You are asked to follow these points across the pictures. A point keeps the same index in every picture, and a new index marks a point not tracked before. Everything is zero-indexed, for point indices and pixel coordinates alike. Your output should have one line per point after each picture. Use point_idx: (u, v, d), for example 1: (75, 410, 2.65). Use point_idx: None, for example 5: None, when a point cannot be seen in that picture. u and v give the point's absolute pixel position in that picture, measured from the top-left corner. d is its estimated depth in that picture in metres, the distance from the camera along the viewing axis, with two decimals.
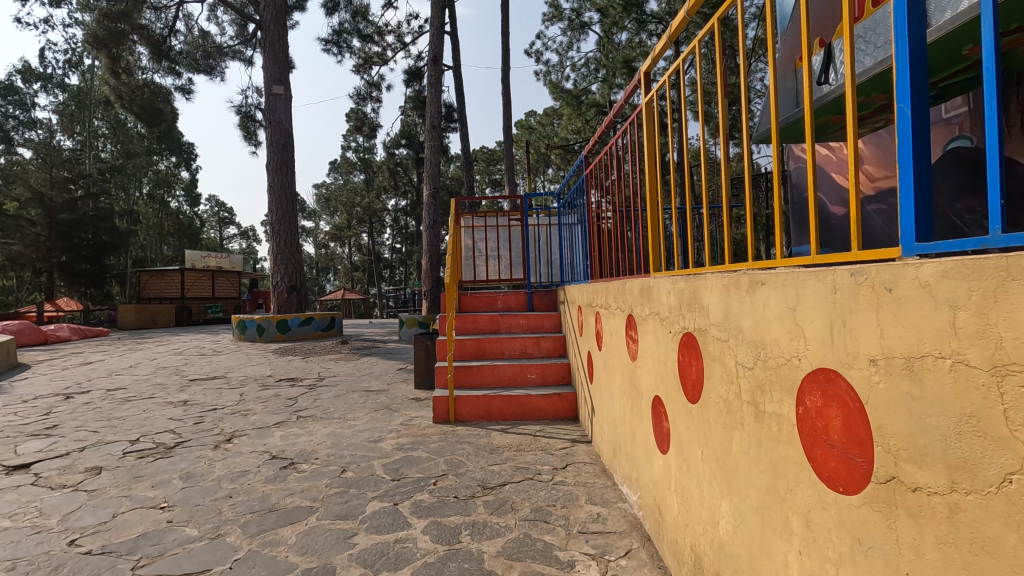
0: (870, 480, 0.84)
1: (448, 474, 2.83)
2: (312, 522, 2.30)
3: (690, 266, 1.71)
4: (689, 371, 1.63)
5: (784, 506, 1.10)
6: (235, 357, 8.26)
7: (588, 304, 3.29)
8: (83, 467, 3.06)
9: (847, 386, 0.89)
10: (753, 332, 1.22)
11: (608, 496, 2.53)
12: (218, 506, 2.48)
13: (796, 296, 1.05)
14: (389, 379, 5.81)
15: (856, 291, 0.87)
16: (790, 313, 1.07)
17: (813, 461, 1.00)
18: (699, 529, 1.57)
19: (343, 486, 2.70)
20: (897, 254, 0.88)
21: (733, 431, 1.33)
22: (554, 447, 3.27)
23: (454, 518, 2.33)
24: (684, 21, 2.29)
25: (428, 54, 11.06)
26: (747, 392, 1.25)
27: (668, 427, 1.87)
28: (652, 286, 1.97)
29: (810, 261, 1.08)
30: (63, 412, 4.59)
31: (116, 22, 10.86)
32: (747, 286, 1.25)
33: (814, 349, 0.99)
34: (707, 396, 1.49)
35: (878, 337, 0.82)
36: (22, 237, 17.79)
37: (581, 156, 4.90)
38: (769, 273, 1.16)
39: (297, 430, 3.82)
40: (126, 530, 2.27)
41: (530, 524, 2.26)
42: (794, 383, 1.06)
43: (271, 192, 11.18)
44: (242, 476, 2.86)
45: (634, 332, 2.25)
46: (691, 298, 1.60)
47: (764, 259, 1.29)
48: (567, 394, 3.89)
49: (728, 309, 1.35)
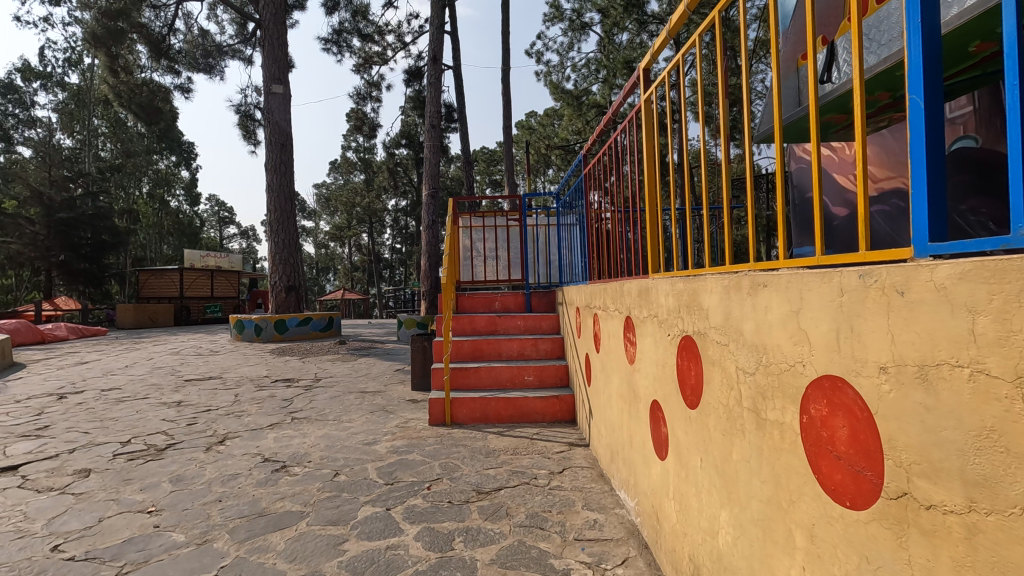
0: (879, 495, 0.79)
1: (443, 478, 2.78)
2: (302, 527, 2.25)
3: (690, 267, 1.65)
4: (688, 376, 1.58)
5: (787, 518, 1.04)
6: (232, 357, 8.21)
7: (586, 305, 3.24)
8: (72, 469, 3.01)
9: (854, 395, 0.85)
10: (754, 335, 1.17)
11: (605, 501, 2.48)
12: (207, 511, 2.43)
13: (800, 298, 1.00)
14: (386, 380, 5.76)
15: (864, 295, 0.82)
16: (794, 317, 1.02)
17: (818, 473, 0.95)
18: (697, 538, 1.52)
19: (336, 490, 2.65)
20: (908, 256, 0.83)
21: (733, 438, 1.28)
22: (551, 450, 3.22)
23: (447, 523, 2.28)
24: (683, 18, 2.23)
25: (428, 53, 11.03)
26: (748, 398, 1.20)
27: (666, 432, 1.82)
28: (650, 288, 1.92)
29: (814, 262, 1.02)
30: (55, 413, 4.54)
31: (115, 20, 10.82)
32: (748, 288, 1.20)
33: (819, 355, 0.94)
34: (706, 401, 1.44)
35: (888, 343, 0.77)
36: (21, 236, 17.75)
37: (580, 155, 4.85)
38: (771, 274, 1.11)
39: (291, 432, 3.77)
40: (112, 535, 2.22)
41: (525, 530, 2.21)
42: (798, 389, 1.01)
43: (270, 191, 11.14)
44: (233, 479, 2.81)
45: (631, 334, 2.20)
46: (690, 299, 1.55)
47: (765, 260, 1.24)
48: (565, 397, 3.84)
49: (728, 311, 1.29)
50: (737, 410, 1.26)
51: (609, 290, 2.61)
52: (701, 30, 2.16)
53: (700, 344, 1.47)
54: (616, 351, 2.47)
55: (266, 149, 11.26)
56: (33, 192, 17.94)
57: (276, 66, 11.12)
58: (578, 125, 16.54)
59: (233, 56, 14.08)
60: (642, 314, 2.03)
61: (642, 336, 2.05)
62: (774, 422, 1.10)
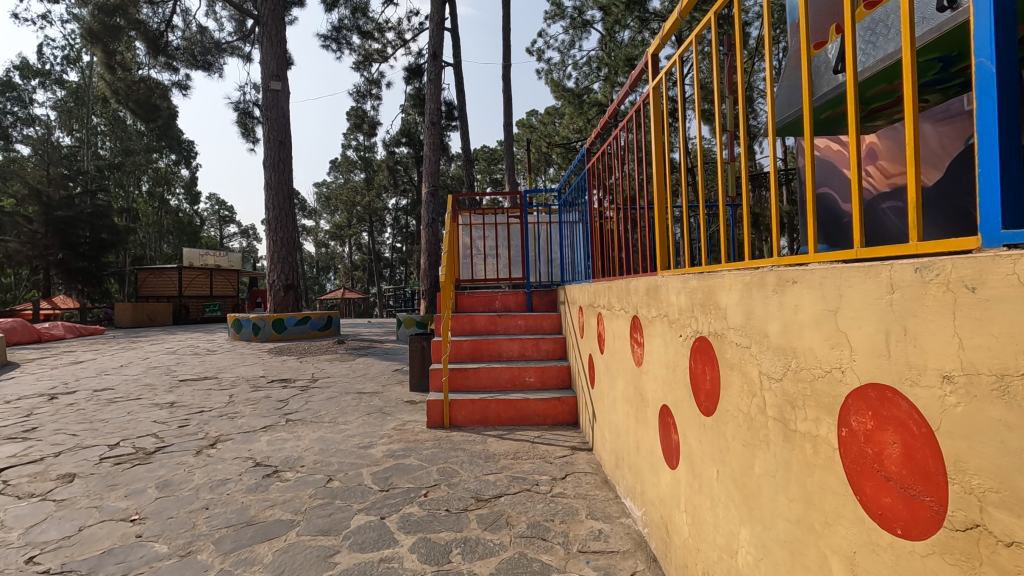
0: (942, 526, 0.68)
1: (440, 485, 2.67)
2: (291, 538, 2.14)
3: (704, 265, 1.54)
4: (701, 380, 1.47)
5: (820, 543, 0.93)
6: (229, 357, 8.09)
7: (589, 304, 3.13)
8: (56, 474, 2.90)
9: (909, 407, 0.73)
10: (781, 338, 1.06)
11: (610, 510, 2.36)
12: (192, 519, 2.32)
13: (839, 296, 0.88)
14: (384, 380, 5.64)
15: (923, 291, 0.70)
16: (830, 316, 0.91)
17: (861, 494, 0.83)
18: (713, 556, 1.41)
19: (328, 497, 2.54)
20: (971, 247, 0.72)
21: (756, 449, 1.17)
22: (553, 455, 3.11)
23: (445, 534, 2.17)
24: (686, 11, 2.10)
25: (428, 50, 10.92)
26: (773, 406, 1.09)
27: (677, 440, 1.70)
28: (658, 285, 1.82)
29: (852, 254, 0.91)
30: (44, 414, 4.43)
31: (112, 16, 10.69)
32: (774, 285, 1.08)
33: (862, 362, 0.83)
34: (724, 409, 1.32)
35: (955, 347, 0.66)
36: (19, 235, 17.63)
37: (581, 152, 4.72)
38: (802, 269, 0.99)
39: (284, 435, 3.66)
40: (91, 546, 2.10)
41: (526, 542, 2.10)
42: (835, 399, 0.90)
43: (269, 189, 11.02)
44: (222, 486, 2.70)
45: (639, 335, 2.09)
46: (705, 298, 1.43)
47: (790, 255, 1.12)
48: (567, 399, 3.73)
49: (750, 310, 1.18)
50: (759, 419, 1.15)
51: (614, 288, 2.50)
52: (706, 23, 2.05)
53: (716, 346, 1.36)
54: (621, 352, 2.36)
55: (264, 147, 11.14)
56: (30, 190, 17.82)
57: (274, 63, 11.00)
58: (580, 124, 16.42)
59: (232, 53, 13.95)
60: (650, 313, 1.92)
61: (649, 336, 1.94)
62: (804, 432, 0.98)
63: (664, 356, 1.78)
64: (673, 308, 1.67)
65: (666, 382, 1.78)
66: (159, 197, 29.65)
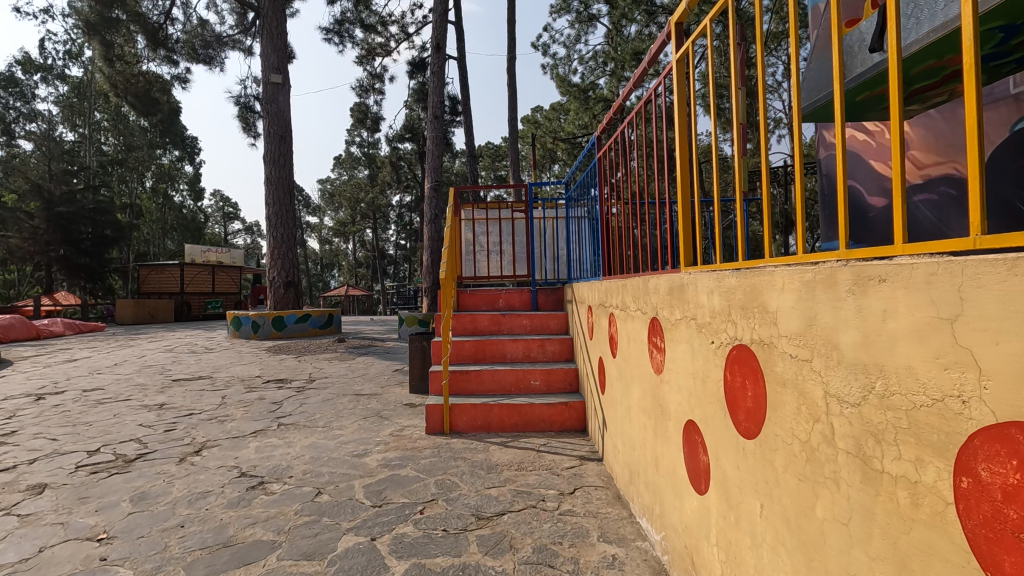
0: None
1: (437, 500, 2.46)
2: (271, 563, 1.92)
3: (741, 262, 1.31)
4: (739, 394, 1.25)
5: None
6: (226, 355, 7.90)
7: (600, 303, 2.90)
8: (26, 485, 2.70)
9: None
10: (859, 351, 0.83)
11: (624, 531, 2.14)
12: (164, 540, 2.11)
13: (957, 301, 0.66)
14: (383, 382, 5.43)
15: None
16: (943, 325, 0.68)
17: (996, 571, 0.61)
18: None
19: (315, 514, 2.33)
20: None
21: (819, 487, 0.94)
22: (560, 466, 2.89)
23: (441, 559, 1.95)
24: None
25: (431, 42, 10.70)
26: (847, 436, 0.87)
27: (705, 461, 1.48)
28: (683, 282, 1.60)
29: (969, 246, 0.68)
30: (27, 416, 4.24)
31: (110, 8, 10.49)
32: (848, 286, 0.86)
33: (1000, 391, 0.61)
34: (772, 432, 1.10)
35: None
36: (20, 231, 17.48)
37: (589, 144, 4.47)
38: (890, 264, 0.77)
39: (274, 441, 3.45)
40: (49, 570, 1.90)
41: (531, 570, 1.87)
42: (948, 434, 0.68)
43: (269, 184, 10.83)
44: (201, 500, 2.49)
45: (659, 339, 1.87)
46: (748, 298, 1.20)
47: (862, 250, 0.89)
48: (574, 404, 3.51)
49: (813, 316, 0.95)
50: (821, 450, 0.93)
51: (628, 285, 2.28)
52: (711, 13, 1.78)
53: (761, 356, 1.14)
54: (636, 356, 2.15)
55: (264, 141, 10.94)
56: (32, 186, 17.67)
57: (274, 56, 10.79)
58: (585, 119, 16.18)
59: (233, 46, 13.75)
60: (672, 313, 1.70)
61: (670, 340, 1.72)
62: (893, 475, 0.76)
63: (688, 365, 1.57)
64: (701, 309, 1.45)
65: (690, 394, 1.57)
66: (162, 193, 29.52)
